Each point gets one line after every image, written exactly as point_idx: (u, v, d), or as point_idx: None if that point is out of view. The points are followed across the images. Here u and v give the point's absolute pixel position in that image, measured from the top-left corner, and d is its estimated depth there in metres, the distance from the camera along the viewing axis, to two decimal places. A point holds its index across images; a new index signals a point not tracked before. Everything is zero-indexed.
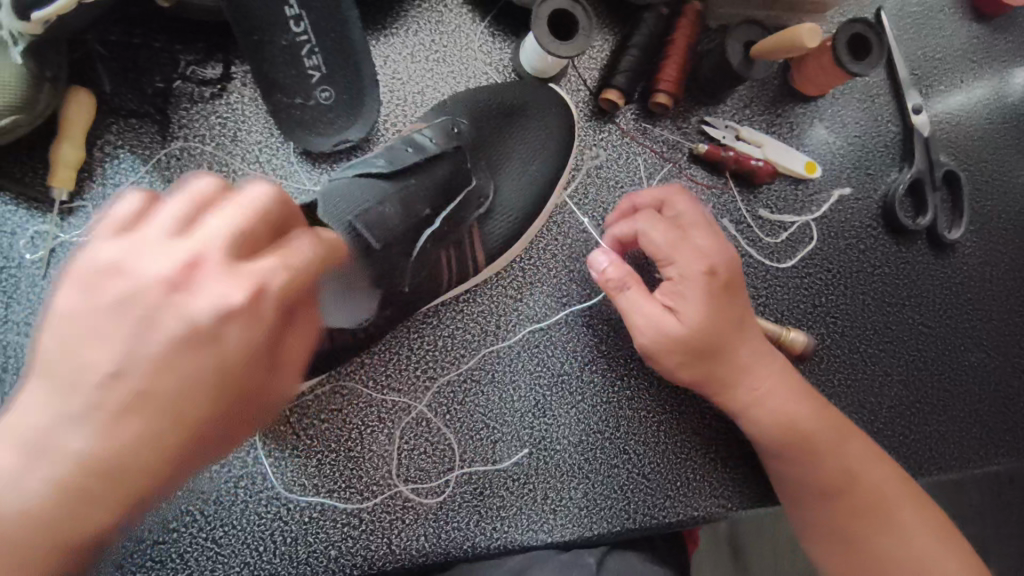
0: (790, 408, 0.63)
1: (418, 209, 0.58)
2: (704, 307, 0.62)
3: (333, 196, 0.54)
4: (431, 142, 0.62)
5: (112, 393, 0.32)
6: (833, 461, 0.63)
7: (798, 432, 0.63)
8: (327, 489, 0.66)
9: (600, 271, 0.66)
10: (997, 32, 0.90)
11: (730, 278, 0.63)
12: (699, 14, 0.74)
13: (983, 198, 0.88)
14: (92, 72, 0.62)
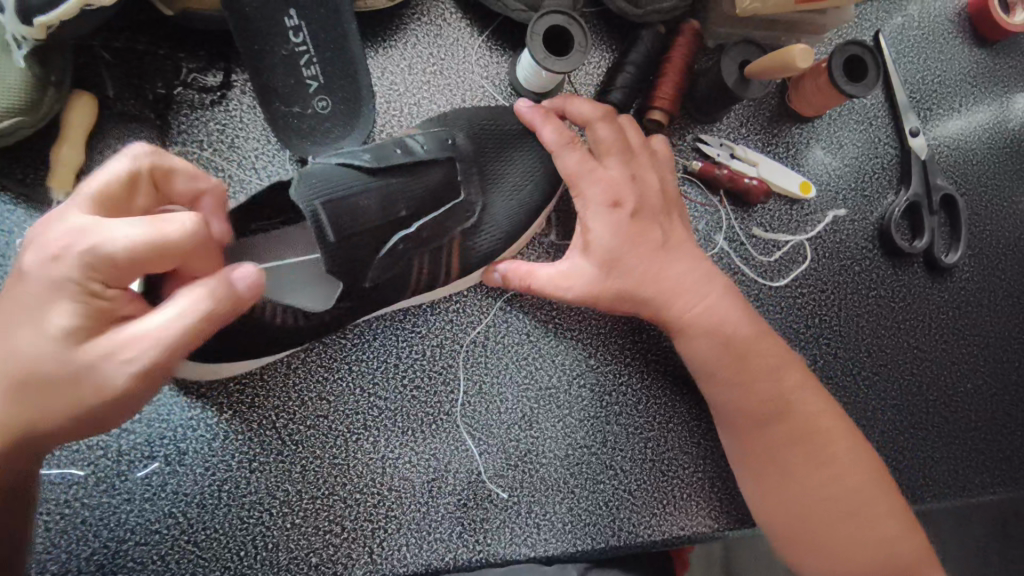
0: (734, 332, 0.64)
1: (402, 213, 0.61)
2: (627, 248, 0.63)
3: (311, 176, 0.55)
4: (422, 149, 0.63)
5: None
6: (771, 385, 0.63)
7: (735, 353, 0.63)
8: (311, 496, 0.66)
9: (501, 277, 0.68)
10: (998, 57, 0.91)
11: (638, 205, 0.65)
12: (697, 32, 0.75)
13: (981, 222, 0.87)
14: (96, 76, 0.64)
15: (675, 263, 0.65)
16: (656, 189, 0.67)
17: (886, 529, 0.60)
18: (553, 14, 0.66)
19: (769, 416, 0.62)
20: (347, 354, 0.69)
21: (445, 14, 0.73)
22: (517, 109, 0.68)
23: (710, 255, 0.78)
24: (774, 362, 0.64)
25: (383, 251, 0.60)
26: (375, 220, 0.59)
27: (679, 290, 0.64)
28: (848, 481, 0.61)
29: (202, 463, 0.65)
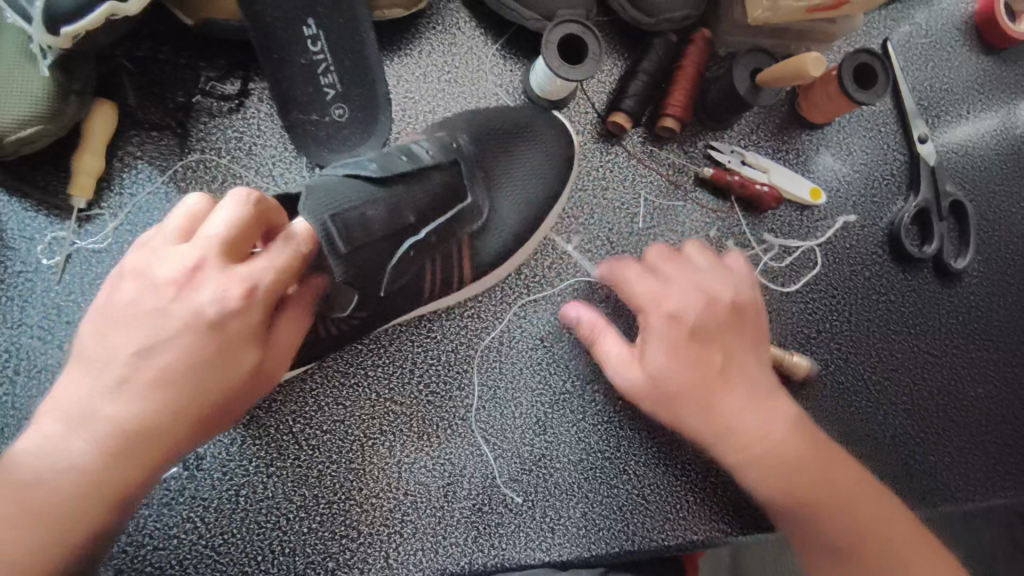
0: (790, 446, 0.59)
1: (411, 218, 0.59)
2: (679, 370, 0.60)
3: (316, 191, 0.53)
4: (425, 153, 0.63)
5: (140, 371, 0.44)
6: (820, 480, 0.58)
7: (781, 457, 0.59)
8: (327, 500, 0.66)
9: (578, 322, 0.70)
10: (1005, 64, 0.91)
11: (698, 323, 0.62)
12: (708, 40, 0.75)
13: (990, 228, 0.88)
14: (117, 85, 0.65)
15: (732, 394, 0.60)
16: (723, 307, 0.63)
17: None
18: (568, 22, 0.67)
19: (811, 505, 0.58)
20: (363, 359, 0.70)
21: (460, 22, 0.74)
22: (568, 313, 0.71)
23: None
24: (821, 464, 0.59)
25: (394, 260, 0.58)
26: (382, 227, 0.56)
27: (731, 394, 0.60)
28: None
29: (219, 468, 0.65)
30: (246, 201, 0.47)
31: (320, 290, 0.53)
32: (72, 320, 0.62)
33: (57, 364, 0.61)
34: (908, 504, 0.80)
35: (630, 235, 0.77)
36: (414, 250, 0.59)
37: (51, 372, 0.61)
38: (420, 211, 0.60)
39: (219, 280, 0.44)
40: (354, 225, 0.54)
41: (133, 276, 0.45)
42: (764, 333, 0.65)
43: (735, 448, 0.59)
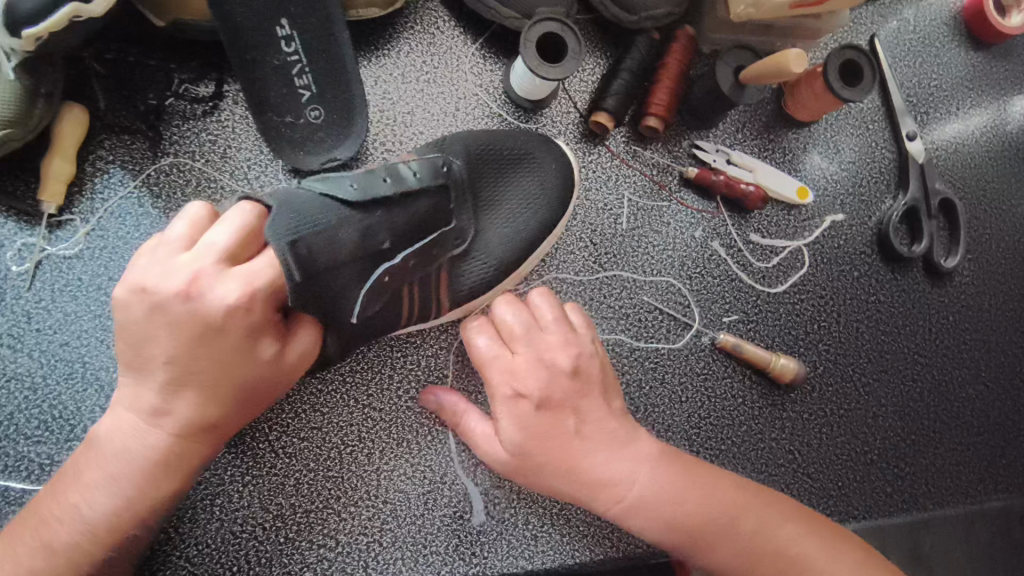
0: (667, 498, 0.57)
1: (385, 243, 0.57)
2: (538, 443, 0.58)
3: (285, 213, 0.52)
4: (413, 175, 0.59)
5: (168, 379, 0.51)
6: (712, 524, 0.57)
7: (670, 521, 0.57)
8: (305, 509, 0.65)
9: (438, 408, 0.66)
10: (995, 60, 0.90)
11: (547, 393, 0.59)
12: (692, 38, 0.74)
13: (981, 227, 0.87)
14: (87, 88, 0.64)
15: (596, 453, 0.58)
16: (568, 366, 0.60)
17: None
18: (546, 20, 0.65)
19: (722, 554, 0.56)
20: (341, 365, 0.68)
21: (438, 22, 0.73)
22: (431, 401, 0.67)
23: (707, 261, 0.77)
24: (717, 506, 0.57)
25: (367, 285, 0.56)
26: (353, 251, 0.55)
27: (590, 455, 0.58)
28: None
29: None
30: (244, 212, 0.52)
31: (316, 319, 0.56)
32: (42, 328, 0.61)
33: (27, 372, 0.60)
34: (898, 507, 0.79)
35: (614, 236, 0.75)
36: (389, 276, 0.57)
37: (21, 380, 0.60)
38: (398, 232, 0.58)
39: (221, 283, 0.51)
40: (319, 248, 0.52)
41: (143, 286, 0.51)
42: (612, 378, 0.63)
43: (631, 521, 0.58)
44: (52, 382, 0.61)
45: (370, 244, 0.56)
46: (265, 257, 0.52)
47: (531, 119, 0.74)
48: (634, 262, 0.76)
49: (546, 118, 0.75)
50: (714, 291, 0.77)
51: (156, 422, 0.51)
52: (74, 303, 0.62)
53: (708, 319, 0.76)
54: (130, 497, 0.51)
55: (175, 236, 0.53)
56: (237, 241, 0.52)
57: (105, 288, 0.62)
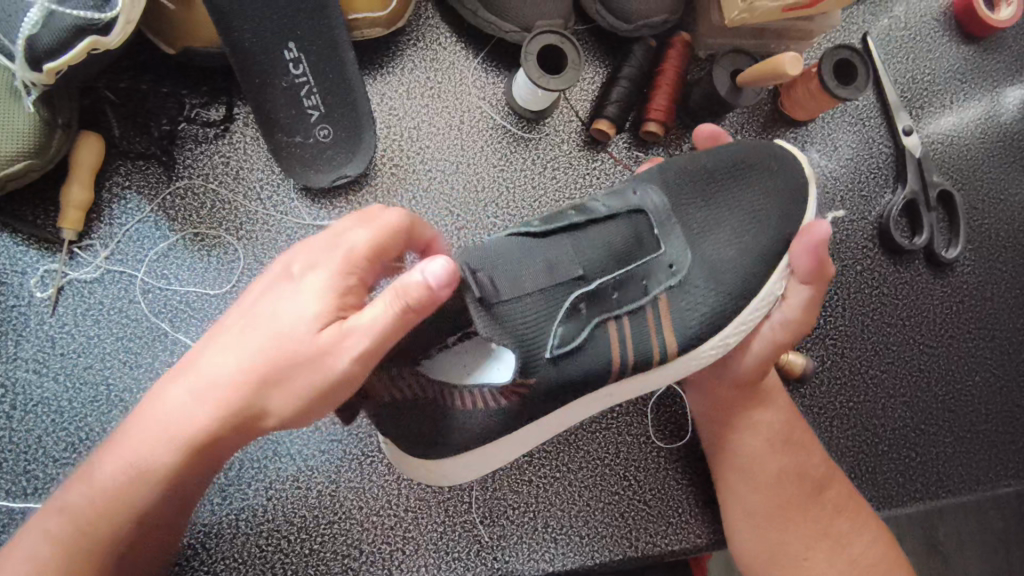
0: (783, 417, 0.68)
1: (579, 269, 0.57)
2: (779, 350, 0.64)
3: (477, 251, 0.54)
4: (602, 207, 0.61)
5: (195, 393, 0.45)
6: (796, 449, 0.67)
7: (767, 431, 0.67)
8: (328, 520, 0.66)
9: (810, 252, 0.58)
10: (985, 53, 0.92)
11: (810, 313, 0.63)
12: (688, 44, 0.76)
13: (979, 217, 0.88)
14: (102, 116, 0.65)
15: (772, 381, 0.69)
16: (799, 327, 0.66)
17: (855, 552, 0.64)
18: (546, 34, 0.67)
19: (785, 463, 0.66)
20: None
21: (440, 38, 0.75)
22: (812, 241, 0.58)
23: None
24: (799, 439, 0.67)
25: (562, 312, 0.55)
26: (545, 280, 0.55)
27: (770, 389, 0.68)
28: (847, 531, 0.65)
29: (219, 493, 0.65)
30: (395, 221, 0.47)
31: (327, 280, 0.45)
32: (66, 352, 0.62)
33: (53, 396, 0.62)
34: (911, 496, 0.80)
35: None
36: (585, 302, 0.57)
37: (49, 404, 0.62)
38: (591, 260, 0.58)
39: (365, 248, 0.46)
40: (505, 279, 0.53)
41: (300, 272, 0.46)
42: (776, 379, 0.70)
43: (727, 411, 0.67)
44: (77, 405, 0.62)
45: (559, 276, 0.56)
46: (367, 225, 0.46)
47: (534, 130, 0.76)
48: None
49: (549, 128, 0.76)
50: None
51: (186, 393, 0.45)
52: (96, 326, 0.63)
53: None
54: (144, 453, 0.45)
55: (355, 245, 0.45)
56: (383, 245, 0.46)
57: (127, 311, 0.64)
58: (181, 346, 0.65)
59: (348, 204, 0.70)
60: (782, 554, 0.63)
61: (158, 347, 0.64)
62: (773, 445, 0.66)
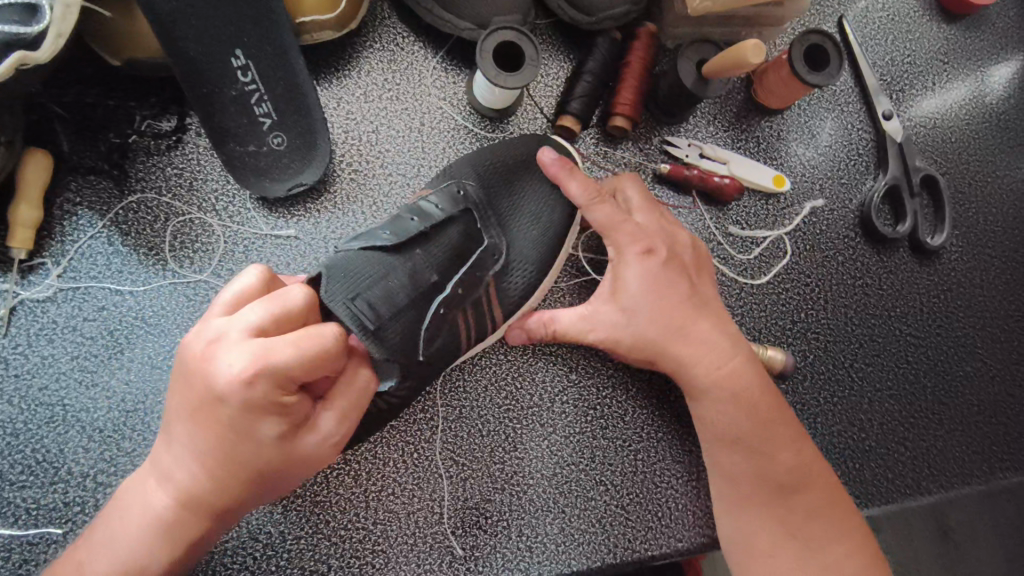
0: (737, 394, 0.61)
1: (434, 275, 0.58)
2: (644, 303, 0.61)
3: (344, 277, 0.52)
4: (437, 208, 0.62)
5: (171, 483, 0.46)
6: (760, 434, 0.61)
7: (724, 408, 0.61)
8: (294, 536, 0.65)
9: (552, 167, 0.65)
10: (968, 32, 0.89)
11: (667, 262, 0.62)
12: (654, 35, 0.74)
13: (966, 201, 0.85)
14: (49, 131, 0.64)
15: (704, 329, 0.62)
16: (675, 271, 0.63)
17: (832, 556, 0.57)
18: (501, 30, 0.65)
19: (739, 441, 0.61)
20: None
21: (397, 39, 0.73)
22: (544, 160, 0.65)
23: None
24: (759, 420, 0.61)
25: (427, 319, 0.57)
26: (407, 295, 0.55)
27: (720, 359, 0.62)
28: (818, 526, 0.59)
29: None
30: (321, 335, 0.42)
31: (247, 397, 0.41)
32: (20, 373, 0.61)
33: (8, 419, 0.61)
34: (902, 492, 0.77)
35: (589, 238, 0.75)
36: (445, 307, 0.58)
37: (3, 426, 0.60)
38: (440, 265, 0.59)
39: (276, 344, 0.41)
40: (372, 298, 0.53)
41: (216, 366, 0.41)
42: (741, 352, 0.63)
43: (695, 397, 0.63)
44: (32, 427, 0.61)
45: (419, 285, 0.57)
46: (302, 338, 0.41)
47: (497, 129, 0.74)
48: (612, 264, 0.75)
49: (512, 126, 0.74)
50: None
51: (163, 481, 0.47)
52: (51, 346, 0.62)
53: None
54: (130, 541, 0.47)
55: (284, 357, 0.40)
56: (309, 367, 0.41)
57: (82, 328, 0.63)
58: (137, 363, 0.63)
59: (307, 212, 0.68)
60: (755, 540, 0.59)
61: (115, 364, 0.63)
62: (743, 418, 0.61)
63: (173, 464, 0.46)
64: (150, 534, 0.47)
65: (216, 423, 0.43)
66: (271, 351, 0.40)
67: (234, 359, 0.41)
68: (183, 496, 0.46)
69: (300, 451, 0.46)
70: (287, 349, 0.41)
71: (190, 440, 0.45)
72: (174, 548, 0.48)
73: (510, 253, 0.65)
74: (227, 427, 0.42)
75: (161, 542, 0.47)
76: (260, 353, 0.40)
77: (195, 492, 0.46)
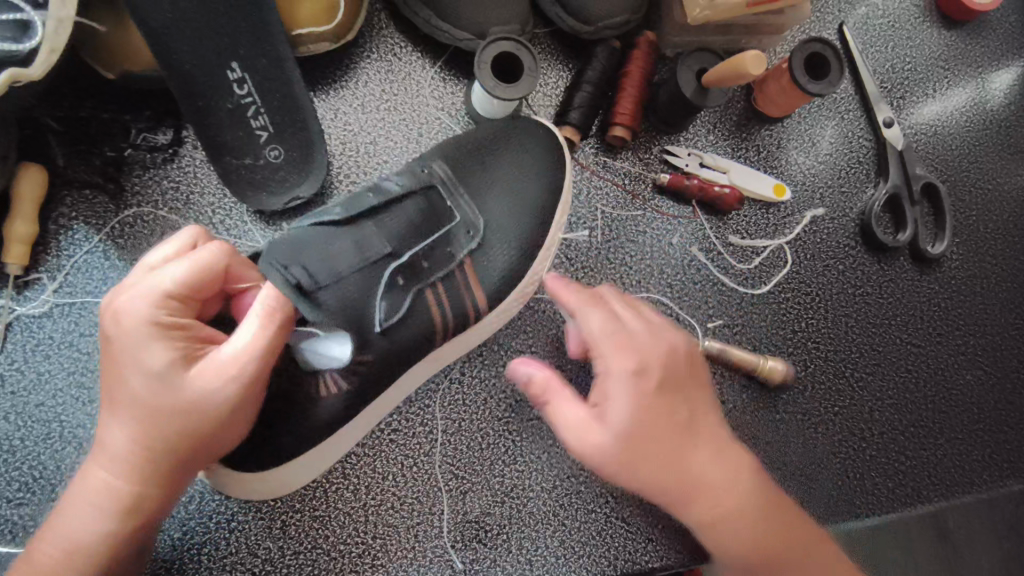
0: (755, 526, 0.52)
1: (389, 247, 0.58)
2: (642, 426, 0.50)
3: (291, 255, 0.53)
4: (395, 184, 0.61)
5: (106, 453, 0.47)
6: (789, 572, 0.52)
7: (738, 547, 0.51)
8: (293, 551, 0.64)
9: (527, 382, 0.56)
10: (969, 38, 0.88)
11: (665, 374, 0.52)
12: (653, 43, 0.73)
13: (966, 209, 0.85)
14: (44, 146, 0.64)
15: (699, 450, 0.52)
16: (682, 366, 0.53)
17: None
18: (500, 41, 0.64)
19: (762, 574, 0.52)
20: None
21: (395, 48, 0.72)
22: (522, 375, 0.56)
23: (687, 267, 0.76)
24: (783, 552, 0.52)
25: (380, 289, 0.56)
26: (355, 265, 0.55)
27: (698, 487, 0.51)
28: None
29: (179, 526, 0.63)
30: (206, 250, 0.48)
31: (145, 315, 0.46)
32: (16, 390, 0.61)
33: (4, 436, 0.60)
34: (903, 502, 0.77)
35: (588, 249, 0.74)
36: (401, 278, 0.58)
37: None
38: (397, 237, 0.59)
39: (165, 268, 0.47)
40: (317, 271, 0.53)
41: (121, 302, 0.47)
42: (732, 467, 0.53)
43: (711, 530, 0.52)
44: (29, 445, 0.60)
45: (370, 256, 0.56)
46: (182, 261, 0.48)
47: None
48: (612, 275, 0.74)
49: None
50: (696, 298, 0.76)
51: (100, 457, 0.47)
52: (47, 362, 0.62)
53: (692, 327, 0.75)
54: (77, 520, 0.47)
55: (172, 278, 0.46)
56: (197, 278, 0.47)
57: (79, 344, 0.63)
58: None
59: None
60: None
61: None
62: (763, 549, 0.51)
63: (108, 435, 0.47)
64: (97, 508, 0.47)
65: (131, 362, 0.46)
66: (161, 273, 0.47)
67: (136, 288, 0.47)
68: (117, 461, 0.47)
69: (211, 377, 0.46)
70: (174, 269, 0.47)
71: (116, 398, 0.46)
72: (115, 518, 0.47)
73: (509, 266, 0.64)
74: (140, 356, 0.45)
75: (102, 514, 0.47)
76: (152, 281, 0.47)
77: (128, 451, 0.46)
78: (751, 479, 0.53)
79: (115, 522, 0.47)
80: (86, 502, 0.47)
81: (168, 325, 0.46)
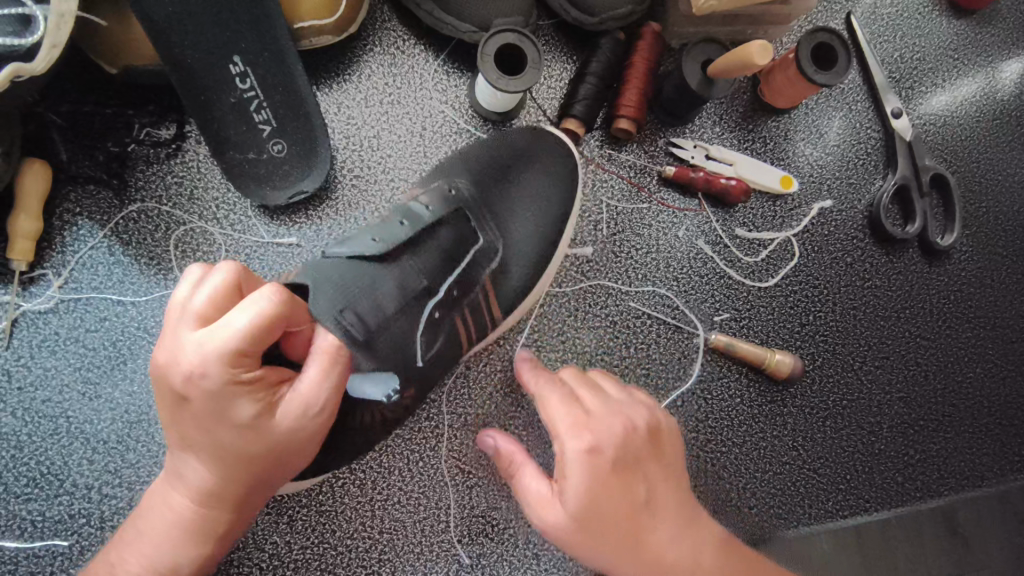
0: None
1: (424, 281, 0.57)
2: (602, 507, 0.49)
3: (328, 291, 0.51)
4: (426, 210, 0.60)
5: (183, 484, 0.47)
6: None
7: None
8: (300, 546, 0.64)
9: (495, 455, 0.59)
10: (979, 26, 0.87)
11: (621, 456, 0.50)
12: (659, 34, 0.72)
13: (977, 200, 0.84)
14: (48, 141, 0.63)
15: (662, 528, 0.51)
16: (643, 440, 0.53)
17: None
18: (503, 33, 0.64)
19: None
20: None
21: (398, 41, 0.72)
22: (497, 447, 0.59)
23: (693, 260, 0.76)
24: None
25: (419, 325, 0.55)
26: (395, 303, 0.54)
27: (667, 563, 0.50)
28: None
29: None
30: (265, 296, 0.43)
31: (214, 373, 0.42)
32: (22, 385, 0.61)
33: (11, 432, 0.60)
34: (912, 496, 0.76)
35: (594, 242, 0.74)
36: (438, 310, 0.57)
37: (7, 439, 0.60)
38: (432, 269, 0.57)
39: (226, 317, 0.42)
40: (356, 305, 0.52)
41: (183, 352, 0.43)
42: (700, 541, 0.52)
43: None
44: (36, 440, 0.61)
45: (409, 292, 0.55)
46: (244, 308, 0.42)
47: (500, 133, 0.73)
48: (617, 268, 0.74)
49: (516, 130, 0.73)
50: (703, 291, 0.75)
51: (176, 485, 0.47)
52: (53, 357, 0.62)
53: (698, 320, 0.75)
54: (157, 551, 0.47)
55: (236, 331, 0.42)
56: (261, 331, 0.42)
57: (84, 340, 0.63)
58: (140, 374, 0.63)
59: (309, 220, 0.67)
60: None
61: (118, 376, 0.63)
62: None
63: (182, 466, 0.46)
64: (177, 537, 0.47)
65: (206, 411, 0.43)
66: (221, 325, 0.42)
67: (198, 338, 0.43)
68: (194, 493, 0.46)
69: (288, 423, 0.45)
70: (236, 319, 0.42)
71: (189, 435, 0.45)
72: (197, 546, 0.47)
73: (513, 259, 0.64)
74: (218, 408, 0.43)
75: (179, 541, 0.47)
76: (210, 332, 0.42)
77: (208, 487, 0.46)
78: (710, 547, 0.53)
79: (195, 548, 0.47)
80: (167, 530, 0.47)
81: (246, 378, 0.44)
